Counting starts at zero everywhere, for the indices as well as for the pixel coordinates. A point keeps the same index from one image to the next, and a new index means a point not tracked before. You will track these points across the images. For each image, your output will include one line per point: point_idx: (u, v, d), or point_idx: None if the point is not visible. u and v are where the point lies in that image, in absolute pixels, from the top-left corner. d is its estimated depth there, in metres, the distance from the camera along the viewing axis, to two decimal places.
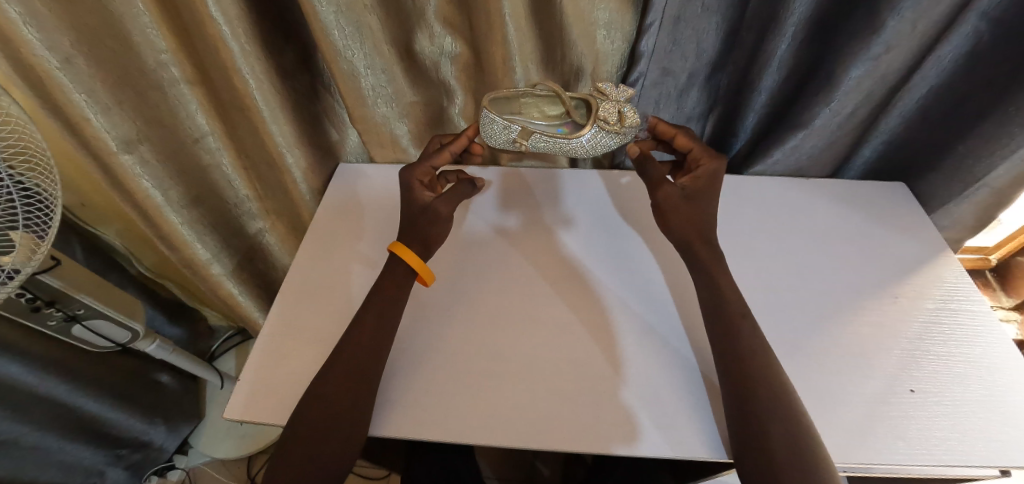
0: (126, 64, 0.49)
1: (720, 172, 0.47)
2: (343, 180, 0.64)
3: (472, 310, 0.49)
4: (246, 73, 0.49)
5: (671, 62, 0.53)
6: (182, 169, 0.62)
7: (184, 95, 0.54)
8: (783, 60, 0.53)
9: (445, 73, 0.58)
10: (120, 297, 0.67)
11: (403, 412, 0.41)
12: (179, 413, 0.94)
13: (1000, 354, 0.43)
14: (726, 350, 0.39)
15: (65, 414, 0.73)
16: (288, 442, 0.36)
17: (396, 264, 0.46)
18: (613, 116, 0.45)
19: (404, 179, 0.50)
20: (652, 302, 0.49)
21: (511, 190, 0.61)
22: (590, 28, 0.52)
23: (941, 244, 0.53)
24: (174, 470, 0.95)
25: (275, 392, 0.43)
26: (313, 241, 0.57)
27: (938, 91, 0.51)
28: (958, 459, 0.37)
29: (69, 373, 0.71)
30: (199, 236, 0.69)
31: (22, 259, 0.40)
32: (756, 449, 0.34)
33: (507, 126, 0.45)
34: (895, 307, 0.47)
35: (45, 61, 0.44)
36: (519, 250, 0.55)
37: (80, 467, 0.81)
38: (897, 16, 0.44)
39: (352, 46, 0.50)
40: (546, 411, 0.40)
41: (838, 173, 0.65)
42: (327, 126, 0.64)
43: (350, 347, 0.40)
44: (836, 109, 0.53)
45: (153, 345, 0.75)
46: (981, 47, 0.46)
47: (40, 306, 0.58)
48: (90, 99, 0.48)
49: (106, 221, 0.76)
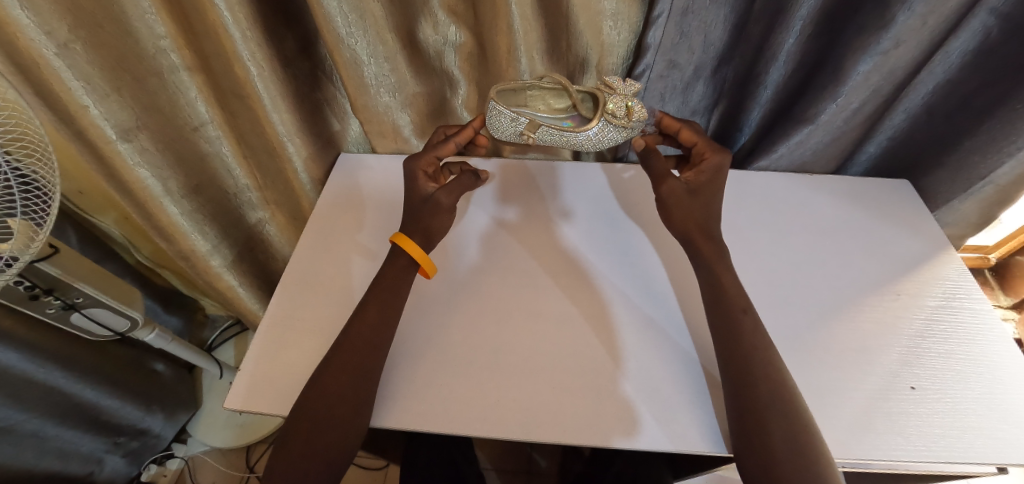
0: (124, 49, 0.48)
1: (723, 166, 0.46)
2: (344, 170, 0.64)
3: (472, 302, 0.48)
4: (248, 61, 0.48)
5: (677, 54, 0.52)
6: (181, 158, 0.61)
7: (183, 81, 0.53)
8: (790, 54, 0.52)
9: (448, 63, 0.57)
10: (120, 285, 0.67)
11: (403, 403, 0.41)
12: (176, 401, 0.95)
13: (999, 352, 0.43)
14: (728, 345, 0.39)
15: (63, 402, 0.73)
16: (288, 434, 0.36)
17: (397, 256, 0.45)
18: (620, 109, 0.45)
19: (407, 170, 0.50)
20: (652, 295, 0.48)
21: (512, 182, 0.61)
22: (596, 18, 0.51)
23: (943, 240, 0.53)
24: (173, 459, 0.96)
25: (274, 385, 0.43)
26: (314, 233, 0.56)
27: (945, 86, 0.50)
28: (957, 455, 0.37)
29: (64, 360, 0.71)
30: (198, 227, 0.68)
31: (20, 246, 0.39)
32: (754, 444, 0.34)
33: (514, 118, 0.44)
34: (896, 304, 0.47)
35: (42, 46, 0.42)
36: (520, 242, 0.54)
37: (80, 455, 0.80)
38: (908, 11, 0.44)
39: (355, 33, 0.49)
40: (547, 404, 0.40)
41: (842, 168, 0.65)
42: (328, 115, 0.64)
43: (351, 339, 0.40)
44: (843, 104, 0.52)
45: (152, 334, 0.74)
46: (991, 42, 0.45)
47: (37, 294, 0.57)
48: (86, 86, 0.47)
49: (103, 210, 0.75)
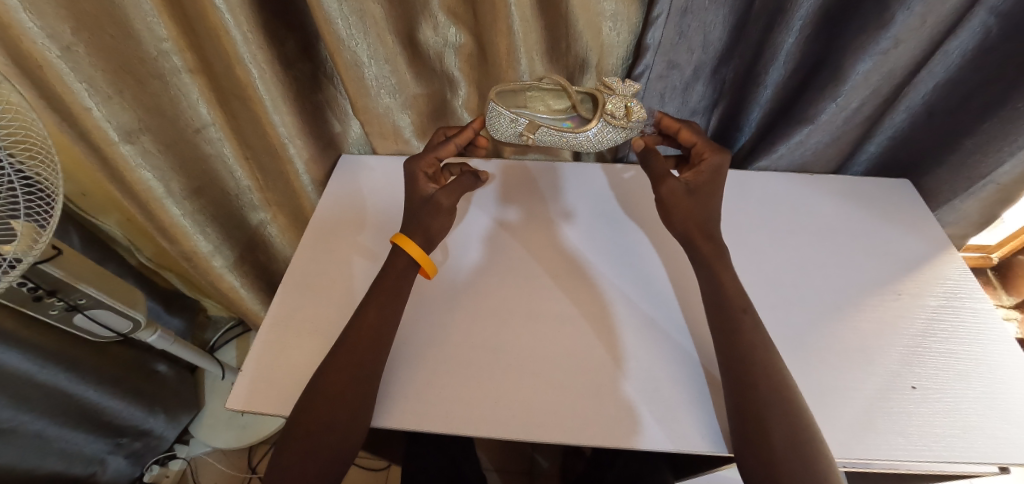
0: (126, 52, 0.48)
1: (723, 166, 0.47)
2: (345, 171, 0.64)
3: (472, 303, 0.48)
4: (250, 64, 0.48)
5: (676, 55, 0.52)
6: (183, 160, 0.61)
7: (185, 84, 0.54)
8: (789, 54, 0.52)
9: (448, 64, 0.58)
10: (122, 286, 0.67)
11: (404, 404, 0.41)
12: (178, 402, 0.95)
13: (1000, 351, 0.43)
14: (727, 345, 0.39)
15: (65, 403, 0.73)
16: (289, 435, 0.36)
17: (397, 257, 0.46)
18: (620, 110, 0.45)
19: (408, 171, 0.50)
20: (652, 295, 0.49)
21: (512, 183, 0.61)
22: (596, 19, 0.51)
23: (944, 240, 0.53)
24: (175, 459, 0.96)
25: (276, 385, 0.43)
26: (315, 234, 0.56)
27: (945, 86, 0.50)
28: (958, 455, 0.37)
29: (68, 361, 0.71)
30: (200, 228, 0.68)
31: (23, 248, 0.39)
32: (754, 443, 0.34)
33: (513, 119, 0.45)
34: (897, 304, 0.47)
35: (44, 49, 0.43)
36: (520, 243, 0.54)
37: (81, 456, 0.80)
38: (907, 10, 0.44)
39: (356, 35, 0.50)
40: (547, 405, 0.40)
41: (842, 168, 0.65)
42: (329, 116, 0.64)
43: (352, 339, 0.40)
44: (843, 104, 0.53)
45: (154, 336, 0.74)
46: (991, 41, 0.45)
47: (41, 295, 0.57)
48: (90, 88, 0.48)
49: (105, 211, 0.75)
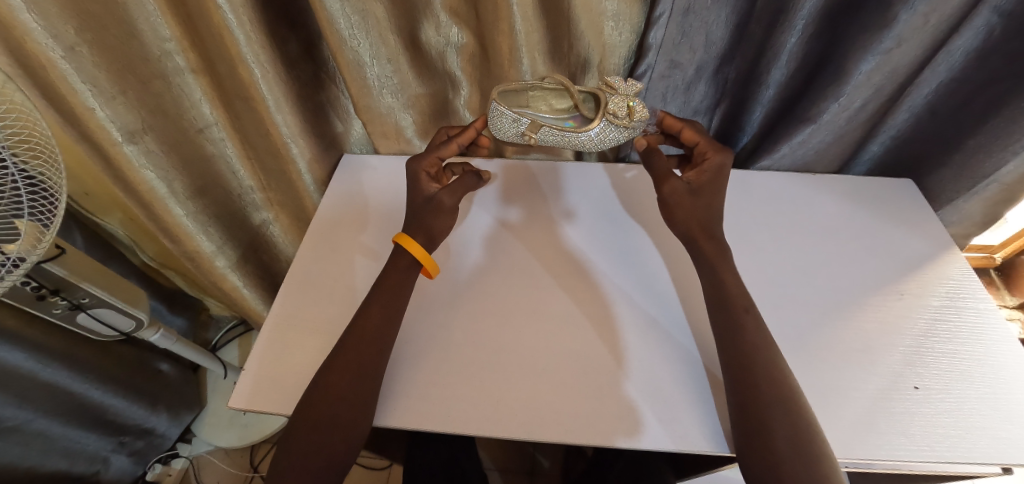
0: (129, 52, 0.48)
1: (725, 166, 0.46)
2: (347, 171, 0.64)
3: (474, 302, 0.48)
4: (252, 64, 0.49)
5: (678, 54, 0.52)
6: (186, 160, 0.61)
7: (189, 84, 0.54)
8: (791, 54, 0.52)
9: (450, 64, 0.58)
10: (125, 285, 0.67)
11: (406, 403, 0.41)
12: (180, 400, 0.95)
13: (1002, 351, 0.43)
14: (729, 345, 0.39)
15: (69, 401, 0.73)
16: (291, 434, 0.36)
17: (399, 256, 0.46)
18: (622, 110, 0.45)
19: (410, 170, 0.50)
20: (653, 295, 0.49)
21: (513, 183, 0.61)
22: (597, 19, 0.51)
23: (948, 241, 0.53)
24: (178, 458, 0.96)
25: (278, 384, 0.43)
26: (317, 234, 0.57)
27: (949, 85, 0.50)
28: (960, 456, 0.37)
29: (71, 359, 0.72)
30: (202, 227, 0.69)
31: (28, 247, 0.40)
32: (755, 443, 0.34)
33: (515, 119, 0.45)
34: (899, 303, 0.47)
35: (48, 50, 0.43)
36: (522, 242, 0.54)
37: (85, 454, 0.80)
38: (909, 9, 0.44)
39: (358, 35, 0.50)
40: (548, 404, 0.40)
41: (844, 168, 0.65)
42: (331, 116, 0.64)
43: (354, 339, 0.40)
44: (845, 103, 0.52)
45: (157, 335, 0.75)
46: (994, 41, 0.45)
47: (44, 294, 0.58)
48: (93, 89, 0.48)
49: (108, 210, 0.76)
